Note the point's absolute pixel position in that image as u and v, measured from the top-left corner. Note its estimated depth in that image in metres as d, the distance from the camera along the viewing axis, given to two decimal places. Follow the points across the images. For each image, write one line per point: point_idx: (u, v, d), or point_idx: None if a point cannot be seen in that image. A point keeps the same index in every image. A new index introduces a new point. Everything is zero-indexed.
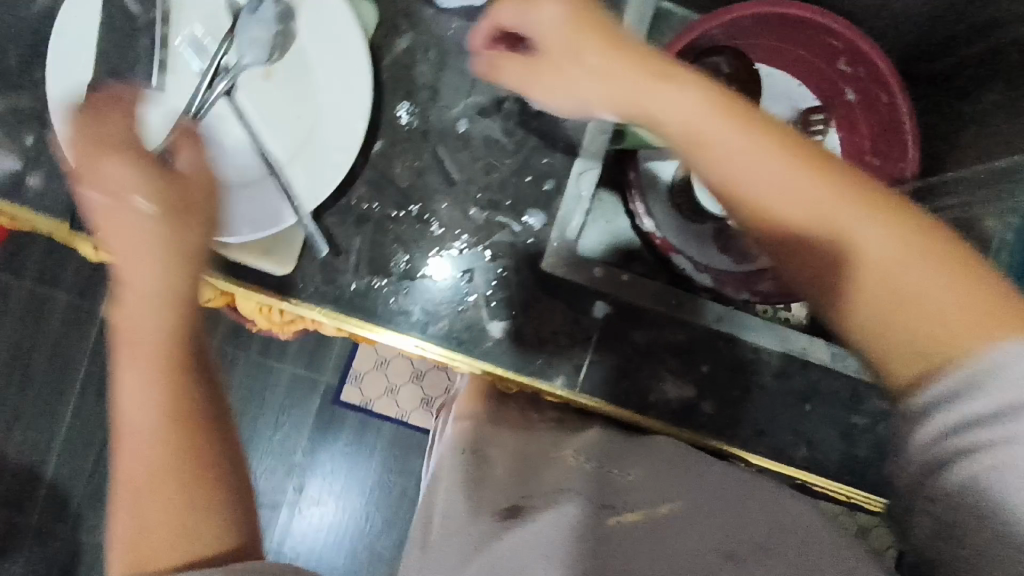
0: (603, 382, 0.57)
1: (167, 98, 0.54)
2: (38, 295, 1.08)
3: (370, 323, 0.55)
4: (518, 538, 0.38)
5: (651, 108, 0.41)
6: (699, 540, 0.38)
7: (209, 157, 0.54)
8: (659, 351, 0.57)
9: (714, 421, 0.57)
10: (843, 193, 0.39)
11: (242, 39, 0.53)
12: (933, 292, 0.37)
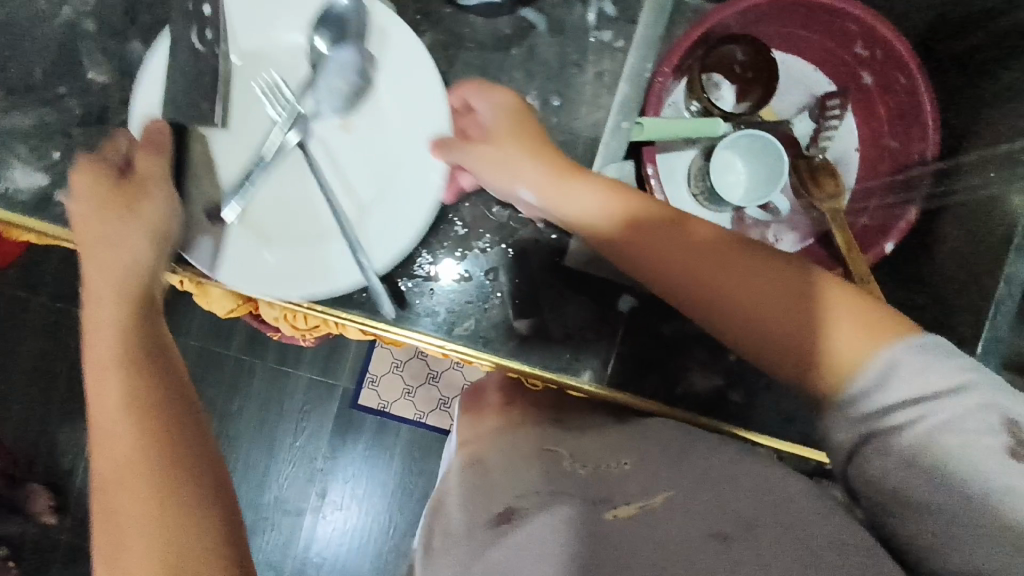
0: (632, 375, 0.57)
1: (237, 138, 0.54)
2: (59, 310, 1.08)
3: (398, 325, 0.56)
4: (509, 543, 0.40)
5: (561, 204, 0.51)
6: (684, 529, 0.39)
7: (282, 207, 0.54)
8: (686, 341, 0.57)
9: (743, 410, 0.57)
10: (722, 263, 0.47)
11: (319, 87, 0.54)
12: (826, 330, 0.44)
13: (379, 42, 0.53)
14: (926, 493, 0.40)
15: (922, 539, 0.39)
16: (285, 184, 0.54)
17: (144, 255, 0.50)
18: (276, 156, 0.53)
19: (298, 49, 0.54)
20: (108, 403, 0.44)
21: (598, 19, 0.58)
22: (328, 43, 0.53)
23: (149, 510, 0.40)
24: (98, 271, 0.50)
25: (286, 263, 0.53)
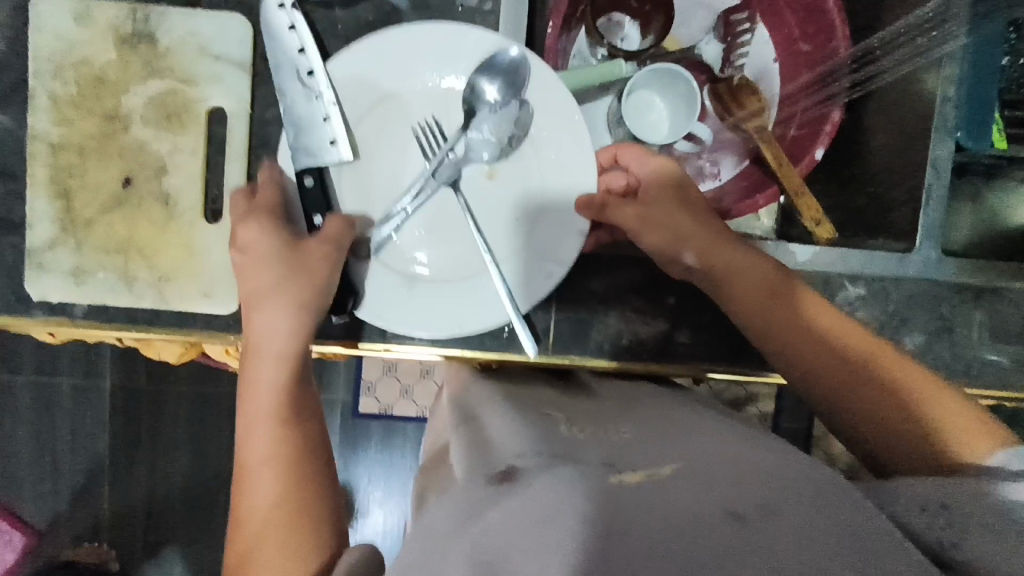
0: (575, 338, 0.55)
1: (387, 184, 0.53)
2: (36, 392, 1.07)
3: (330, 339, 0.55)
4: (511, 500, 0.33)
5: (645, 242, 0.51)
6: (698, 500, 0.32)
7: (422, 252, 0.53)
8: (621, 294, 0.55)
9: (694, 350, 0.56)
10: (802, 303, 0.48)
11: (476, 133, 0.52)
12: (902, 385, 0.44)
13: (541, 93, 0.52)
14: (978, 512, 0.33)
15: (979, 549, 0.31)
16: (409, 231, 0.53)
17: (307, 318, 0.48)
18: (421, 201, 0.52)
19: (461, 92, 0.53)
20: (257, 449, 0.45)
21: None
22: (497, 92, 0.52)
23: (293, 527, 0.41)
24: (264, 332, 0.48)
25: (428, 303, 0.52)
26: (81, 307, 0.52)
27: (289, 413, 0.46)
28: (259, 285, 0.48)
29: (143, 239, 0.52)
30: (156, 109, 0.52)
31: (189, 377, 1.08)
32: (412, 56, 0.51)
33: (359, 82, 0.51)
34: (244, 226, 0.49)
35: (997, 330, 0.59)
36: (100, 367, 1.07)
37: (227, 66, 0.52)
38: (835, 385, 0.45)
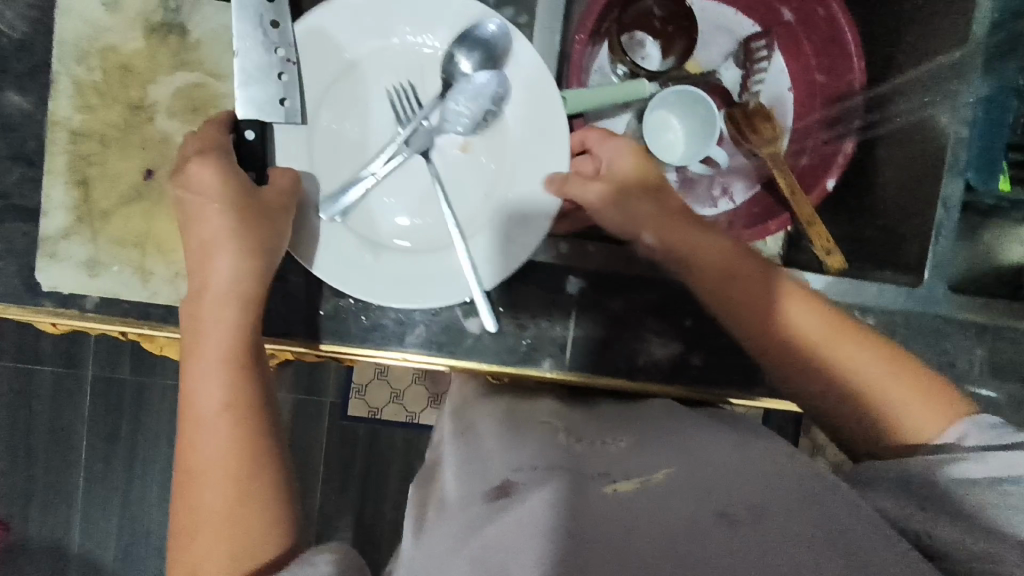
0: (590, 355, 0.56)
1: (354, 146, 0.52)
2: (15, 377, 1.04)
3: (347, 345, 0.54)
4: (508, 515, 0.36)
5: (640, 230, 0.52)
6: (688, 509, 0.35)
7: (387, 219, 0.52)
8: (639, 314, 0.56)
9: (707, 372, 0.57)
10: (781, 286, 0.49)
11: (451, 104, 0.51)
12: (880, 374, 0.45)
13: (517, 68, 0.51)
14: (943, 499, 0.38)
15: (934, 527, 0.37)
16: (376, 196, 0.52)
17: (259, 261, 0.44)
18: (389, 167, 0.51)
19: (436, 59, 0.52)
20: (203, 397, 0.41)
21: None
22: (475, 64, 0.50)
23: (247, 507, 0.38)
24: (208, 274, 0.44)
25: (389, 268, 0.50)
26: (92, 298, 0.51)
27: (243, 358, 0.43)
28: (203, 230, 0.45)
29: (161, 233, 0.51)
30: (183, 102, 0.51)
31: (175, 370, 1.05)
32: (388, 18, 0.50)
33: (332, 40, 0.49)
34: (197, 166, 0.45)
35: (996, 365, 0.61)
36: (83, 355, 1.04)
37: None
38: (815, 371, 0.47)
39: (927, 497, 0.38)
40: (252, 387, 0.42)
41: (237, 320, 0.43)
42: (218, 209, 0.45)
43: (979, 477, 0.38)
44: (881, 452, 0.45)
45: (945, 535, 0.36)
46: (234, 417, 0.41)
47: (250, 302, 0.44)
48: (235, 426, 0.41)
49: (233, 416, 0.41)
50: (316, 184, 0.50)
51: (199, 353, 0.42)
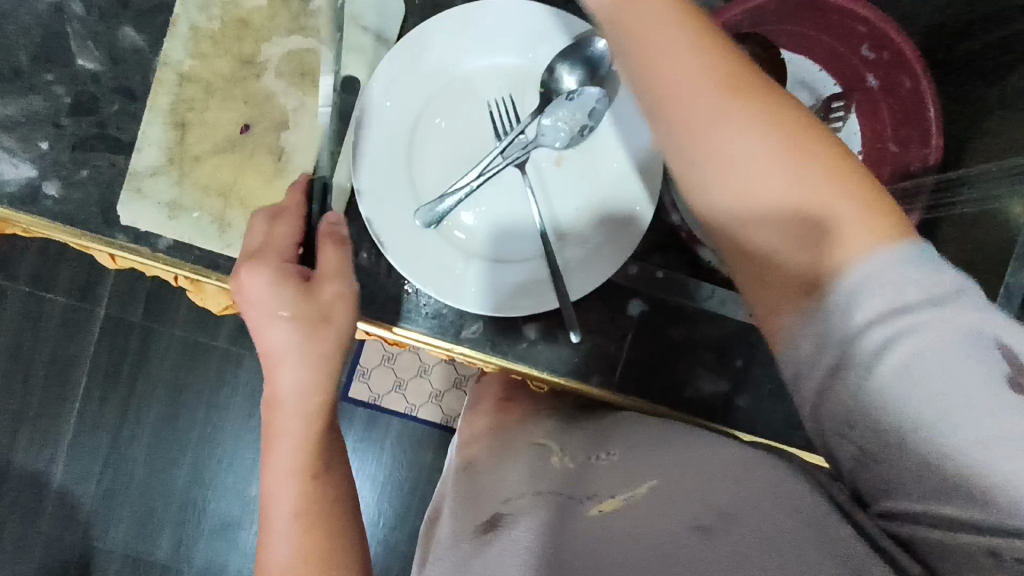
0: (638, 379, 0.56)
1: (456, 150, 0.52)
2: (30, 300, 1.04)
3: (405, 328, 0.54)
4: (494, 547, 0.39)
5: (677, 32, 0.38)
6: (662, 519, 0.37)
7: (473, 224, 0.53)
8: (694, 347, 0.56)
9: (754, 414, 0.57)
10: (790, 151, 0.36)
11: (550, 118, 0.52)
12: (813, 263, 0.35)
13: (614, 85, 0.51)
14: (924, 449, 0.31)
15: (901, 487, 0.32)
16: (467, 200, 0.52)
17: (322, 372, 0.44)
18: (485, 179, 0.52)
19: (537, 73, 0.53)
20: (274, 512, 0.43)
21: None
22: (576, 81, 0.51)
23: None
24: (274, 385, 0.44)
25: (480, 277, 0.51)
26: (165, 240, 0.51)
27: (313, 468, 0.44)
28: (265, 344, 0.44)
29: (247, 188, 0.52)
30: (293, 66, 0.52)
31: (187, 322, 1.05)
32: (497, 30, 0.52)
33: (440, 45, 0.51)
34: (251, 273, 0.43)
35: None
36: (99, 291, 1.04)
37: (374, 39, 0.52)
38: (772, 308, 0.38)
39: (875, 441, 0.33)
40: (322, 488, 0.44)
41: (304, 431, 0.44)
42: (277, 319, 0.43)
43: (875, 383, 0.32)
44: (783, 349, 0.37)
45: (906, 508, 0.32)
46: (307, 521, 0.43)
47: (310, 419, 0.44)
48: (307, 533, 0.42)
49: (306, 520, 0.43)
50: (414, 194, 0.52)
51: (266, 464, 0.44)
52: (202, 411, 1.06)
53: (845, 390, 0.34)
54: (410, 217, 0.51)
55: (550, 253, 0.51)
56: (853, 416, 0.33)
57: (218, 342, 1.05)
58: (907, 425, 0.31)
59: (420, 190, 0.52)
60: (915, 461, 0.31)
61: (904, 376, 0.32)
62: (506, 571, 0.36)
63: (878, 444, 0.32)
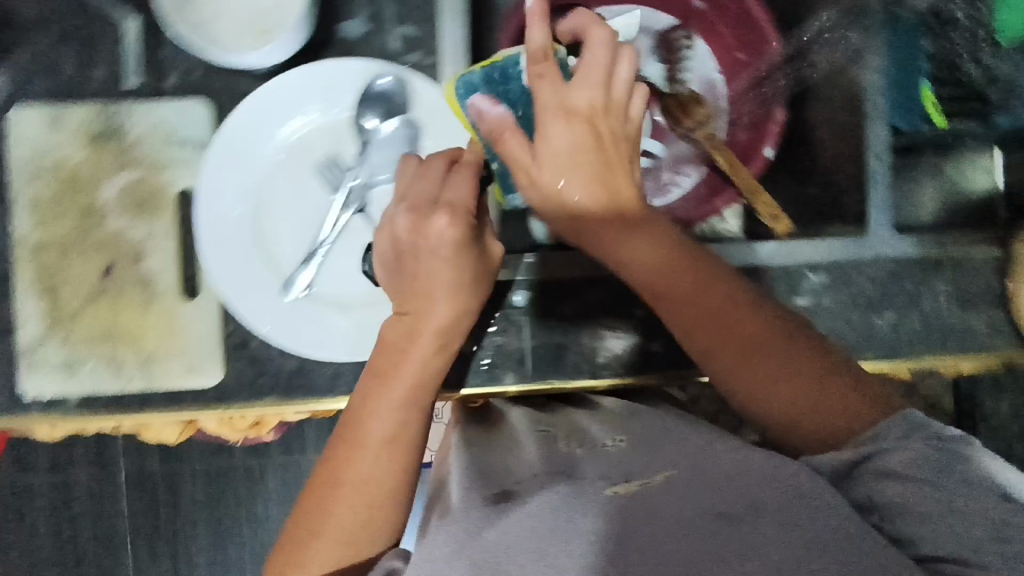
0: (551, 362, 0.57)
1: (301, 220, 0.54)
2: (55, 487, 1.06)
3: (318, 396, 0.56)
4: (506, 521, 0.40)
5: (558, 185, 0.45)
6: (683, 504, 0.40)
7: (340, 278, 0.55)
8: (590, 314, 0.58)
9: (668, 355, 0.58)
10: (690, 273, 0.47)
11: (374, 160, 0.54)
12: (807, 395, 0.45)
13: (421, 110, 0.53)
14: (958, 493, 0.37)
15: (930, 535, 0.36)
16: (329, 259, 0.55)
17: (463, 303, 0.47)
18: (336, 232, 0.54)
19: (348, 121, 0.54)
20: (370, 429, 0.45)
21: (404, 45, 0.55)
22: (384, 118, 0.53)
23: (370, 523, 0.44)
24: (440, 303, 0.46)
25: (363, 327, 0.54)
26: (74, 398, 0.54)
27: (415, 398, 0.46)
28: (411, 263, 0.47)
29: (130, 324, 0.54)
30: (130, 199, 0.54)
31: (203, 454, 1.06)
32: (297, 97, 0.53)
33: (250, 131, 0.53)
34: (439, 216, 0.45)
35: (969, 294, 0.60)
36: (112, 454, 1.06)
37: (191, 151, 0.54)
38: (749, 384, 0.46)
39: (909, 508, 0.38)
40: (410, 425, 0.46)
41: (431, 364, 0.46)
42: (442, 233, 0.46)
43: (919, 486, 0.38)
44: (792, 429, 0.45)
45: (939, 548, 0.36)
46: (390, 451, 0.45)
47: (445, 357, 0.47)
48: (387, 460, 0.45)
49: (390, 450, 0.45)
50: (277, 273, 0.54)
51: (402, 373, 0.45)
52: (246, 530, 1.07)
53: (897, 484, 0.38)
54: (281, 294, 0.54)
55: None
56: (903, 487, 0.38)
57: (235, 461, 1.06)
58: (932, 480, 0.38)
59: (282, 268, 0.54)
60: (969, 497, 0.37)
61: (919, 429, 0.41)
62: (518, 554, 0.38)
63: (904, 501, 0.38)
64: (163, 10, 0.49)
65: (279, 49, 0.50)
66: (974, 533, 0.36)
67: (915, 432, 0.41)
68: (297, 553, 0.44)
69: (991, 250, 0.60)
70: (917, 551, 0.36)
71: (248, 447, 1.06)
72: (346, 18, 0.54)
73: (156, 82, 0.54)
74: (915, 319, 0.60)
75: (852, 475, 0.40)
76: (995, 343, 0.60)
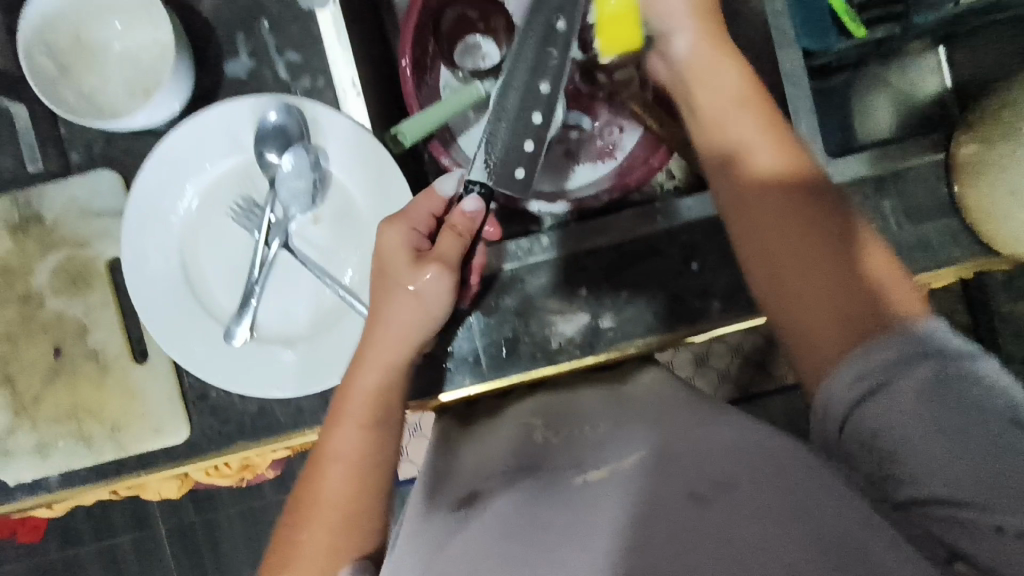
0: (505, 357, 0.57)
1: (231, 262, 0.55)
2: (103, 552, 1.09)
3: (284, 434, 0.55)
4: (476, 519, 0.42)
5: (675, 2, 0.48)
6: (661, 485, 0.38)
7: (280, 315, 0.55)
8: (535, 302, 0.57)
9: (621, 330, 0.57)
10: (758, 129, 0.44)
11: (285, 191, 0.54)
12: (820, 288, 0.38)
13: (317, 135, 0.54)
14: (956, 415, 0.32)
15: (922, 479, 0.32)
16: (264, 298, 0.55)
17: (419, 312, 0.47)
18: (265, 269, 0.54)
19: (253, 159, 0.55)
20: (333, 445, 0.47)
21: (290, 74, 0.57)
22: (284, 147, 0.54)
23: (348, 532, 0.45)
24: (394, 329, 0.48)
25: (309, 356, 0.53)
26: (54, 476, 0.55)
27: (375, 413, 0.48)
28: (377, 286, 0.49)
29: (88, 397, 0.56)
30: (62, 279, 0.57)
31: (234, 499, 1.07)
32: (195, 148, 0.54)
33: (158, 190, 0.54)
34: (385, 232, 0.48)
35: (926, 196, 0.58)
36: (151, 515, 1.09)
37: (110, 219, 0.56)
38: (793, 283, 0.39)
39: (896, 445, 0.33)
40: (381, 435, 0.48)
41: (386, 374, 0.48)
42: (389, 239, 0.48)
43: (903, 413, 0.33)
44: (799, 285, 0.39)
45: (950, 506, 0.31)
46: (357, 465, 0.46)
47: (399, 374, 0.49)
48: (358, 473, 0.46)
49: (354, 464, 0.46)
50: (215, 320, 0.54)
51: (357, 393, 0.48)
52: None
53: (881, 412, 0.33)
54: (224, 339, 0.53)
55: (352, 303, 0.54)
56: (884, 415, 0.33)
57: (267, 497, 1.07)
58: (928, 418, 0.32)
59: (218, 314, 0.55)
60: (970, 424, 0.31)
61: (912, 343, 0.34)
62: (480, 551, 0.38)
63: (895, 441, 0.33)
64: (42, 75, 0.53)
65: (166, 99, 0.52)
66: (976, 474, 0.31)
67: (920, 350, 0.34)
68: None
69: (933, 156, 0.57)
70: (915, 495, 0.32)
71: (277, 480, 1.07)
72: (230, 57, 0.57)
73: (62, 163, 0.56)
74: (878, 235, 0.58)
75: (850, 413, 0.34)
76: (957, 252, 0.58)
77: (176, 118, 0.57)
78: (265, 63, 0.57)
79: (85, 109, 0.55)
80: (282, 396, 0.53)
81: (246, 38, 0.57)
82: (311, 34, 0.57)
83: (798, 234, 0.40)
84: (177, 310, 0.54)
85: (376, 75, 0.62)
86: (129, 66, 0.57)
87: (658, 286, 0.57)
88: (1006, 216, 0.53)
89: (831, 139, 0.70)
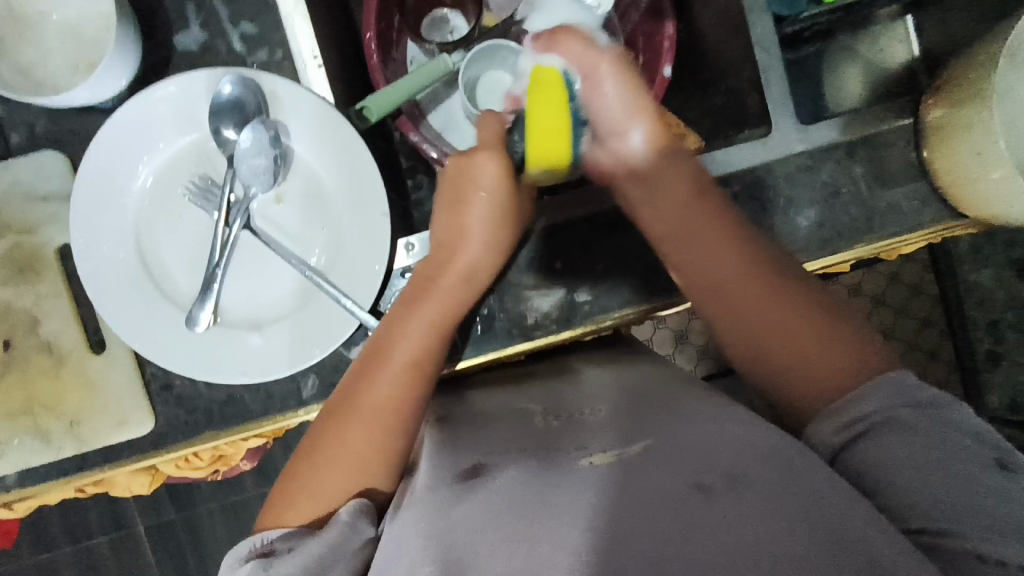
0: (481, 336, 0.56)
1: (192, 244, 0.53)
2: (79, 555, 1.06)
3: (254, 422, 0.53)
4: (482, 495, 0.39)
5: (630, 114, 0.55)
6: (669, 473, 0.37)
7: (246, 298, 0.53)
8: (511, 279, 0.56)
9: (599, 303, 0.56)
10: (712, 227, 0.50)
11: (244, 168, 0.52)
12: (800, 345, 0.45)
13: (276, 109, 0.52)
14: (943, 456, 0.36)
15: (919, 505, 0.35)
16: (228, 281, 0.53)
17: (497, 238, 0.51)
18: (227, 251, 0.52)
19: (209, 136, 0.53)
20: (395, 349, 0.46)
21: (243, 44, 0.54)
22: (241, 123, 0.51)
23: (377, 448, 0.44)
24: (467, 240, 0.51)
25: (275, 340, 0.51)
26: (11, 475, 0.53)
27: (443, 321, 0.48)
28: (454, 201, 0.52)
29: (45, 391, 0.54)
30: (9, 267, 0.54)
31: (212, 491, 1.05)
32: (146, 124, 0.51)
33: (108, 170, 0.51)
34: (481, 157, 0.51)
35: (897, 161, 0.58)
36: (127, 513, 1.05)
37: (58, 203, 0.53)
38: (773, 339, 0.46)
39: (889, 474, 0.37)
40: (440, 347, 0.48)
41: (460, 288, 0.49)
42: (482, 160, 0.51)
43: (895, 452, 0.37)
44: (777, 357, 0.46)
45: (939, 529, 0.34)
46: (410, 374, 0.46)
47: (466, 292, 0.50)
48: (409, 383, 0.46)
49: (407, 374, 0.46)
50: (176, 305, 0.52)
51: (439, 289, 0.49)
52: None
53: (872, 448, 0.38)
54: (187, 326, 0.51)
55: (320, 282, 0.52)
56: (878, 448, 0.37)
57: (248, 492, 1.05)
58: (926, 456, 0.36)
59: (179, 298, 0.52)
60: (957, 463, 0.36)
61: (898, 394, 0.39)
62: (494, 531, 0.36)
63: (891, 469, 0.37)
64: None
65: (110, 71, 0.49)
66: (956, 499, 0.34)
67: (906, 400, 0.39)
68: (301, 468, 0.44)
69: (899, 121, 0.58)
70: (908, 520, 0.35)
71: (258, 474, 1.04)
72: (180, 30, 0.54)
73: (1, 144, 0.53)
74: (853, 199, 0.58)
75: (846, 447, 0.39)
76: (927, 216, 0.58)
77: (124, 92, 0.54)
78: (218, 33, 0.54)
79: (22, 85, 0.52)
80: (248, 382, 0.51)
81: (196, 8, 0.54)
82: (265, 5, 0.54)
83: (764, 292, 0.47)
84: (134, 295, 0.51)
85: (338, 48, 0.60)
86: (71, 40, 0.54)
87: (634, 259, 0.56)
88: (973, 178, 0.53)
89: (802, 109, 0.70)
